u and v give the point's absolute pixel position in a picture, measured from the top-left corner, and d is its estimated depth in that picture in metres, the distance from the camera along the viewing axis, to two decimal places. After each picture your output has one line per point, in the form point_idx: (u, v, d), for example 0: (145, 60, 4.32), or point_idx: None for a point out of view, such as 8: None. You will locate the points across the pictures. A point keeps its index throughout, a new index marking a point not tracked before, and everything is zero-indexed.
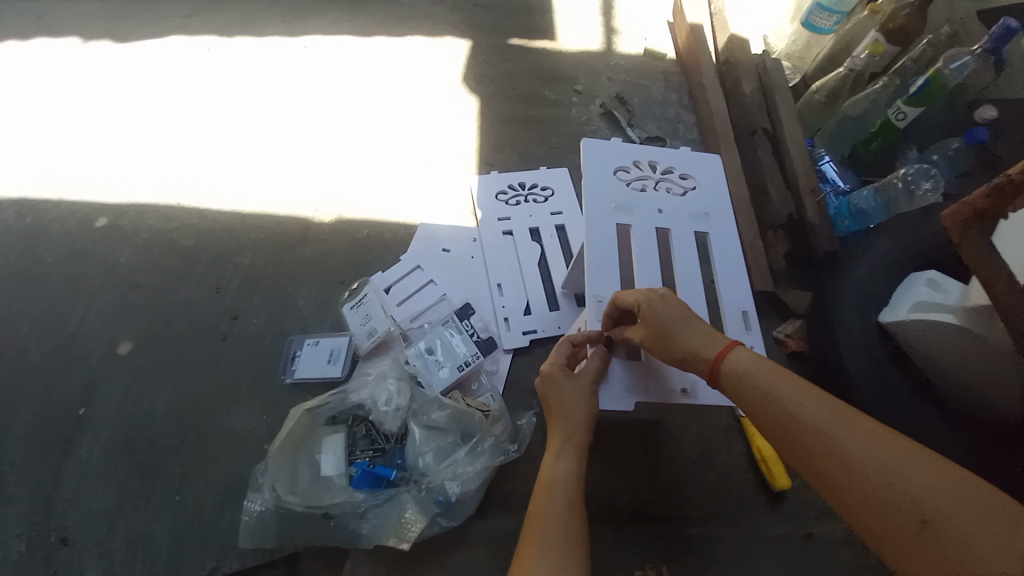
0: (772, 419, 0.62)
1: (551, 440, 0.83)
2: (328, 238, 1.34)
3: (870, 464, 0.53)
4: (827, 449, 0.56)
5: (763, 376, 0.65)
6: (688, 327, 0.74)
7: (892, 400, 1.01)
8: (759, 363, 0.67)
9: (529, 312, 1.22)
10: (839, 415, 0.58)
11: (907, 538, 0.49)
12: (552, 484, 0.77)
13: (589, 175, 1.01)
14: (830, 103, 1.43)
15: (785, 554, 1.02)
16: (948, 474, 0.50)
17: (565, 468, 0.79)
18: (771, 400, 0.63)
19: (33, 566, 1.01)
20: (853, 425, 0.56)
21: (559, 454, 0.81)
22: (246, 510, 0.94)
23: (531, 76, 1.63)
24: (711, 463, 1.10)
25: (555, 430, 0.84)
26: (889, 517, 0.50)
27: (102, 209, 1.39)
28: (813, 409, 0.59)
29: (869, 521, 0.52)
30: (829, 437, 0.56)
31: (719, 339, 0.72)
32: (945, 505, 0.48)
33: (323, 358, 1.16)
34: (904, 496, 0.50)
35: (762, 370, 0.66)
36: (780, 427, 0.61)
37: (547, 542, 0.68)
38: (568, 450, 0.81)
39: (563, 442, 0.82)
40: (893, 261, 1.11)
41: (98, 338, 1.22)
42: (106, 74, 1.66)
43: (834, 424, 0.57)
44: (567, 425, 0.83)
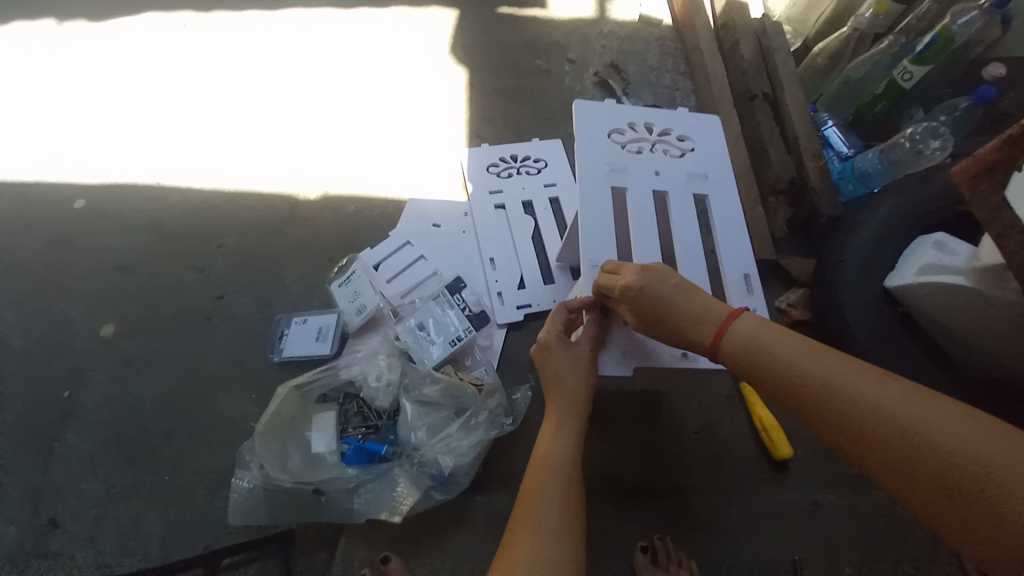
0: (783, 382, 0.59)
1: (545, 417, 0.81)
2: (315, 216, 1.30)
3: (893, 421, 0.51)
4: (846, 409, 0.54)
5: (770, 339, 0.62)
6: (689, 296, 0.70)
7: (897, 366, 0.99)
8: (764, 326, 0.64)
9: (523, 286, 1.19)
10: (854, 373, 0.56)
11: (932, 496, 0.48)
12: (549, 461, 0.75)
13: (582, 137, 0.96)
14: (831, 66, 1.38)
15: (789, 525, 0.99)
16: (971, 430, 0.49)
17: (563, 443, 0.77)
18: (782, 368, 0.59)
19: (24, 551, 1.00)
20: (871, 382, 0.54)
21: (556, 430, 0.78)
22: (235, 488, 0.91)
23: (522, 46, 1.57)
24: (714, 434, 1.07)
25: (552, 404, 0.81)
26: (914, 477, 0.49)
27: (82, 191, 1.36)
28: (827, 369, 0.57)
29: (891, 481, 0.51)
30: (846, 402, 0.54)
31: (720, 307, 0.68)
32: (970, 462, 0.47)
33: (311, 336, 1.14)
34: (931, 451, 0.49)
35: (770, 337, 0.62)
36: (793, 395, 0.58)
37: (545, 523, 0.66)
38: (564, 425, 0.79)
39: (559, 416, 0.79)
40: (901, 221, 1.06)
41: (82, 322, 1.19)
42: (81, 52, 1.60)
43: (851, 383, 0.55)
44: (564, 399, 0.80)
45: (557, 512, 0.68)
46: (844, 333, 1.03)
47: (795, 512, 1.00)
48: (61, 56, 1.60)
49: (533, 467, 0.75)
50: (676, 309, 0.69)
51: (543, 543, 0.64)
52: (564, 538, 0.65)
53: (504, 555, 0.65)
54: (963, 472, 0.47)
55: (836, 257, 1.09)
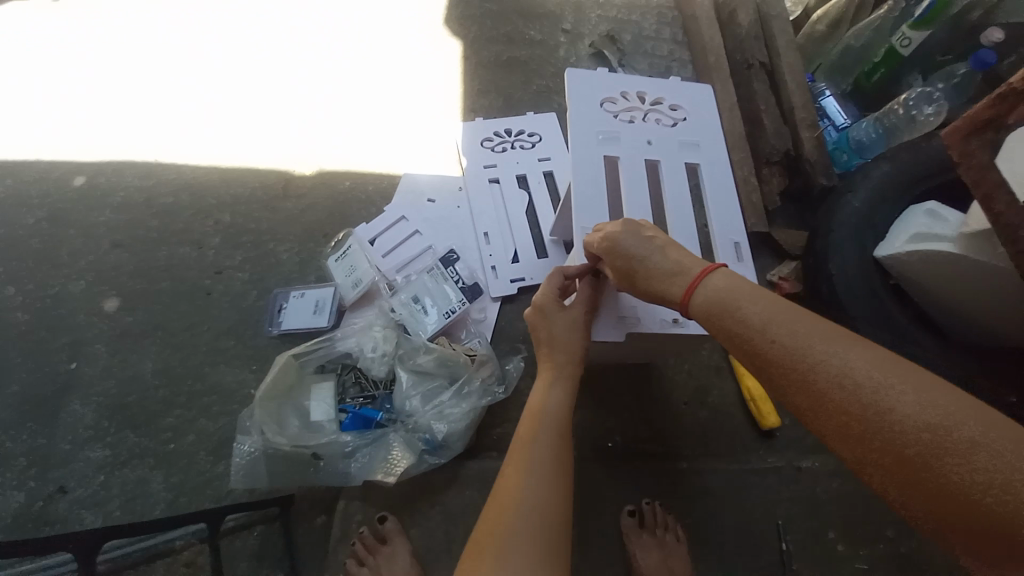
0: (754, 343, 0.58)
1: (539, 371, 0.83)
2: (309, 191, 1.31)
3: (861, 384, 0.50)
4: (813, 371, 0.53)
5: (745, 300, 0.61)
6: (666, 258, 0.69)
7: (886, 334, 1.00)
8: (739, 287, 0.63)
9: (517, 260, 1.20)
10: (827, 337, 0.55)
11: (890, 457, 0.48)
12: (540, 413, 0.77)
13: (574, 106, 0.95)
14: (832, 32, 1.34)
15: (775, 489, 1.01)
16: (932, 390, 0.49)
17: (555, 398, 0.79)
18: (752, 328, 0.58)
19: (38, 513, 1.05)
20: (842, 345, 0.53)
21: (549, 386, 0.80)
22: (235, 452, 0.94)
23: (516, 16, 1.54)
24: (703, 402, 1.10)
25: (544, 362, 0.83)
26: (874, 437, 0.49)
27: (79, 167, 1.37)
28: (800, 332, 0.56)
29: (851, 441, 0.51)
30: (814, 361, 0.53)
31: (698, 265, 0.67)
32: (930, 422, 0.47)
33: (308, 309, 1.17)
34: (896, 418, 0.48)
35: (742, 297, 0.61)
36: (760, 355, 0.57)
37: (527, 475, 0.68)
38: (558, 381, 0.81)
39: (552, 373, 0.81)
40: (893, 189, 1.06)
41: (83, 297, 1.22)
42: (72, 26, 1.59)
43: (822, 346, 0.54)
44: (557, 358, 0.81)
45: (545, 459, 0.71)
46: (834, 302, 1.04)
47: (780, 475, 1.02)
48: (51, 31, 1.58)
49: (525, 418, 0.78)
50: (654, 267, 0.69)
51: (531, 488, 0.67)
52: (554, 481, 0.68)
53: (490, 508, 0.67)
54: (921, 439, 0.46)
55: (826, 228, 1.08)
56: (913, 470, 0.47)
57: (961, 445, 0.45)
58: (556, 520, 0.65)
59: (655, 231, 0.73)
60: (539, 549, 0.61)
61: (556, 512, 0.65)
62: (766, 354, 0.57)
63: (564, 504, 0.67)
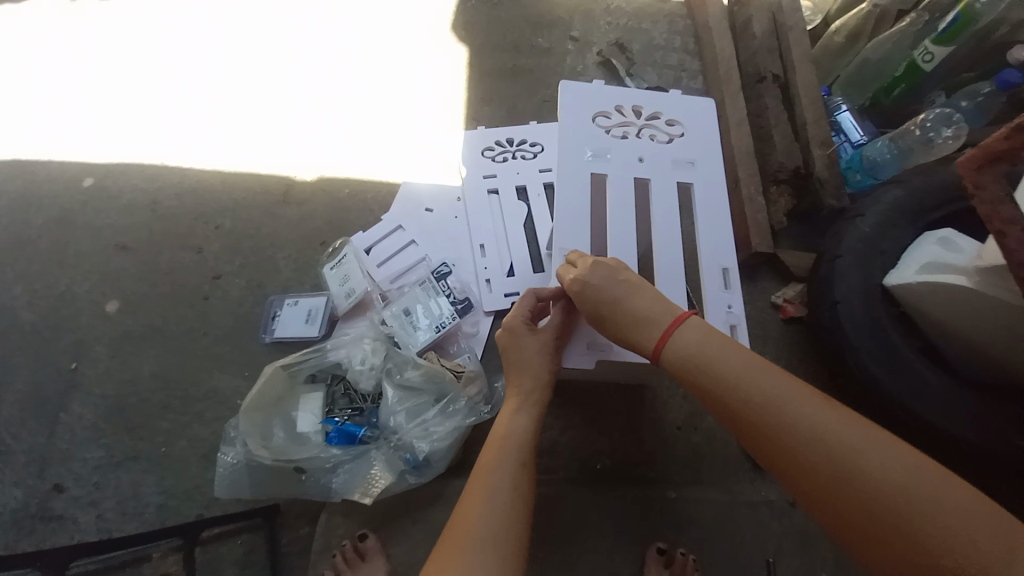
0: (729, 400, 0.61)
1: (507, 398, 0.82)
2: (309, 199, 1.32)
3: (827, 444, 0.54)
4: (784, 430, 0.56)
5: (720, 354, 0.63)
6: (637, 299, 0.71)
7: (891, 366, 0.95)
8: (711, 338, 0.65)
9: (511, 274, 1.17)
10: (795, 395, 0.58)
11: (857, 514, 0.51)
12: (506, 439, 0.75)
13: (566, 121, 0.95)
14: (850, 45, 1.29)
15: (766, 523, 0.99)
16: (888, 446, 0.53)
17: (520, 423, 0.77)
18: (727, 384, 0.61)
19: (36, 509, 1.07)
20: (809, 404, 0.57)
21: (516, 411, 0.79)
22: (221, 462, 0.95)
23: (523, 23, 1.52)
24: (697, 428, 1.06)
25: (513, 387, 0.82)
26: (842, 495, 0.52)
27: (89, 170, 1.39)
28: (773, 388, 0.59)
29: (822, 499, 0.54)
30: (786, 421, 0.57)
31: (667, 313, 0.70)
32: (891, 481, 0.51)
33: (301, 318, 1.18)
34: (860, 475, 0.52)
35: (716, 351, 0.64)
36: (735, 412, 0.60)
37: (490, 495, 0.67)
38: (525, 405, 0.80)
39: (520, 397, 0.80)
40: (902, 216, 1.02)
41: (88, 298, 1.25)
42: (89, 28, 1.62)
43: (794, 403, 0.58)
44: (525, 381, 0.80)
45: (505, 484, 0.69)
46: (835, 332, 1.00)
47: (770, 508, 1.00)
48: (68, 33, 1.61)
49: (489, 445, 0.76)
50: (625, 308, 0.71)
51: (489, 513, 0.65)
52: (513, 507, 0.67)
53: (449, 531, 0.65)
54: (883, 497, 0.50)
55: (833, 252, 1.04)
56: (876, 526, 0.50)
57: (926, 504, 0.49)
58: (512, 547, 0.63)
59: (631, 274, 0.75)
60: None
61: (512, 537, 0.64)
62: (743, 411, 0.59)
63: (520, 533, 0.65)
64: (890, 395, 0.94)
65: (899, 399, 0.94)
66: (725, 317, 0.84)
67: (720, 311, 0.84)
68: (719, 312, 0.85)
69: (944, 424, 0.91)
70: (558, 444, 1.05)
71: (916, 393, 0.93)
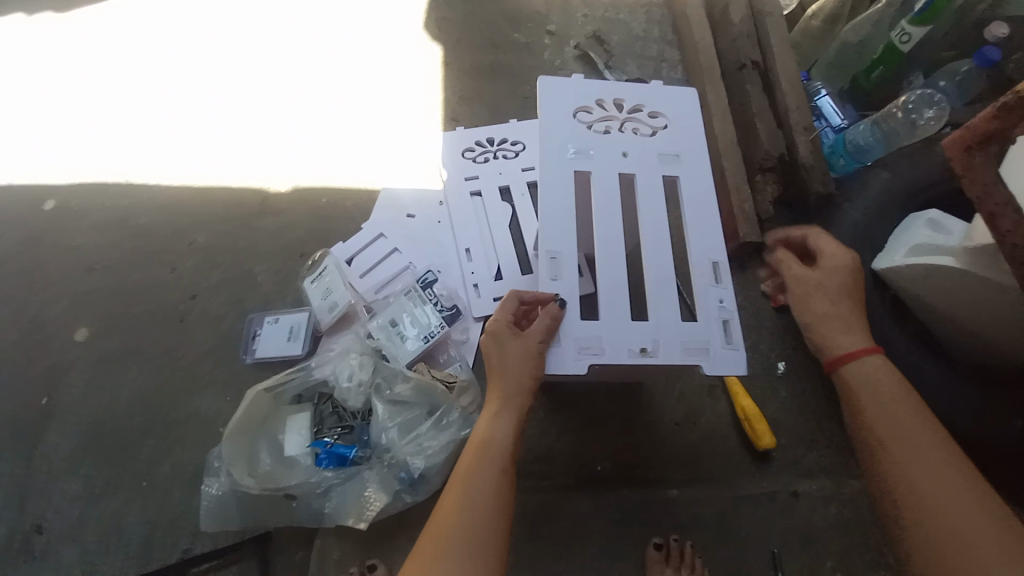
0: (874, 434, 0.69)
1: (488, 401, 0.77)
2: (286, 210, 1.27)
3: (918, 487, 0.63)
4: (888, 466, 0.66)
5: (893, 391, 0.71)
6: (844, 308, 0.78)
7: (887, 353, 0.95)
8: (889, 374, 0.73)
9: (500, 277, 1.14)
10: (922, 443, 0.66)
11: (924, 550, 0.60)
12: (486, 449, 0.71)
13: (546, 118, 0.91)
14: (828, 29, 1.28)
15: (770, 518, 0.98)
16: (983, 510, 0.59)
17: (503, 431, 0.73)
18: (874, 417, 0.70)
19: (11, 553, 1.02)
20: (920, 450, 0.65)
21: (496, 415, 0.75)
22: (205, 494, 0.92)
23: (497, 18, 1.49)
24: (696, 424, 1.05)
25: (494, 390, 0.77)
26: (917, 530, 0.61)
27: (52, 190, 1.33)
28: (903, 429, 0.68)
29: (903, 529, 0.63)
30: (892, 458, 0.66)
31: (853, 333, 0.76)
32: (969, 535, 0.58)
33: (283, 335, 1.13)
34: (941, 520, 0.60)
35: (890, 387, 0.72)
36: (868, 440, 0.70)
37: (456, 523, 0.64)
38: (505, 410, 0.75)
39: (500, 400, 0.75)
40: (890, 200, 1.02)
41: (55, 326, 1.18)
42: (45, 41, 1.54)
43: (905, 445, 0.66)
44: (506, 384, 0.76)
45: (477, 512, 0.65)
46: None
47: (773, 501, 0.99)
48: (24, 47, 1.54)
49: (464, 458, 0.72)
50: (821, 309, 0.78)
51: (455, 546, 0.62)
52: (484, 539, 0.63)
53: (423, 541, 0.63)
54: (955, 547, 0.58)
55: (823, 239, 1.03)
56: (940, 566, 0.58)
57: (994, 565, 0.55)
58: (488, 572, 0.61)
59: (841, 271, 0.80)
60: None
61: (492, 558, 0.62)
62: (872, 444, 0.69)
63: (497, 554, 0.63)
64: None
65: None
66: (717, 312, 0.83)
67: (713, 306, 0.83)
68: (711, 307, 0.83)
69: (941, 410, 0.91)
70: (556, 449, 1.03)
71: (913, 381, 0.93)
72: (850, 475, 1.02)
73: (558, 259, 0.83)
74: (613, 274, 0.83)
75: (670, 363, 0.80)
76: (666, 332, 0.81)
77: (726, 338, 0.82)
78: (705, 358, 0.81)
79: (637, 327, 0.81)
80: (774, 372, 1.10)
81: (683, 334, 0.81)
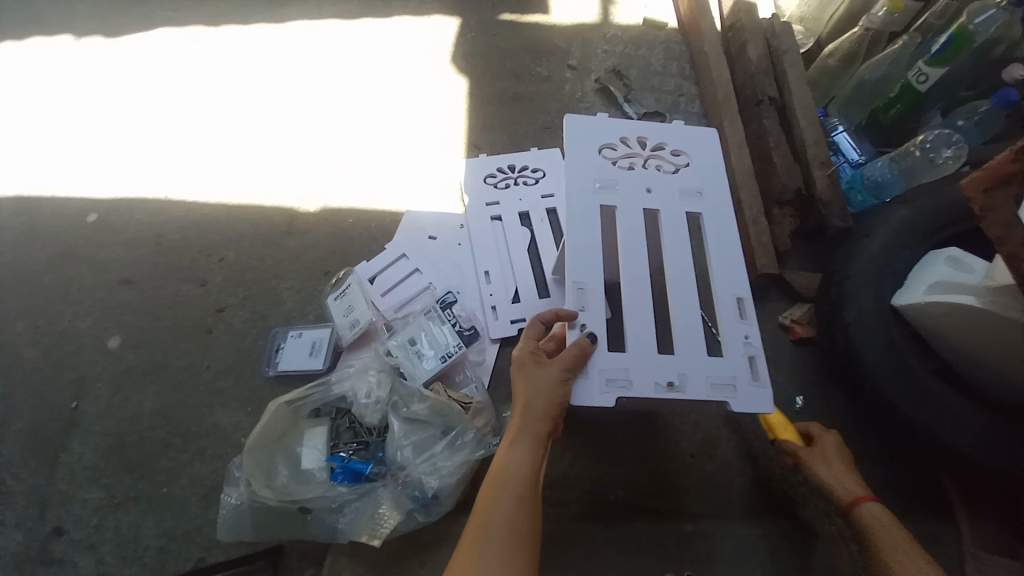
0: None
1: (506, 430, 0.78)
2: (312, 230, 1.32)
3: None
4: None
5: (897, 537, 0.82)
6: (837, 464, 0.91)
7: (910, 393, 0.93)
8: (886, 519, 0.85)
9: (518, 300, 1.17)
10: None
11: None
12: (502, 478, 0.71)
13: (572, 155, 0.95)
14: (844, 67, 1.31)
15: (789, 556, 0.96)
16: None
17: (519, 457, 0.74)
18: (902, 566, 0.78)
19: (31, 555, 1.04)
20: None
21: (512, 444, 0.75)
22: (223, 503, 0.93)
23: (522, 52, 1.55)
24: (712, 455, 1.04)
25: (514, 419, 0.79)
26: None
27: (94, 205, 1.40)
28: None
29: None
30: None
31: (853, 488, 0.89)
32: None
33: (306, 350, 1.16)
34: None
35: (890, 531, 0.83)
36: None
37: (486, 554, 0.63)
38: (522, 438, 0.76)
39: (518, 429, 0.77)
40: (910, 235, 1.02)
41: (89, 336, 1.23)
42: (93, 67, 1.65)
43: None
44: (526, 414, 0.78)
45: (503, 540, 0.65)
46: (852, 355, 0.99)
47: (790, 537, 0.97)
48: (75, 71, 1.65)
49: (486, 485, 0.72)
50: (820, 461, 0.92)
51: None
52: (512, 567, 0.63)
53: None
54: None
55: (843, 273, 1.04)
56: None
57: None
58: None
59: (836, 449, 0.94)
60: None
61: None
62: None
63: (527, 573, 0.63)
64: (914, 425, 0.92)
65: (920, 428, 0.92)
66: (743, 348, 0.84)
67: (738, 343, 0.84)
68: (737, 342, 0.84)
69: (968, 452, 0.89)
70: (570, 476, 1.03)
71: (938, 421, 0.91)
72: None
73: (584, 289, 0.86)
74: (637, 307, 0.86)
75: (698, 399, 0.81)
76: (693, 366, 0.83)
77: (752, 375, 0.83)
78: (733, 396, 0.81)
79: (664, 361, 0.83)
80: (791, 406, 1.09)
81: (710, 369, 0.82)
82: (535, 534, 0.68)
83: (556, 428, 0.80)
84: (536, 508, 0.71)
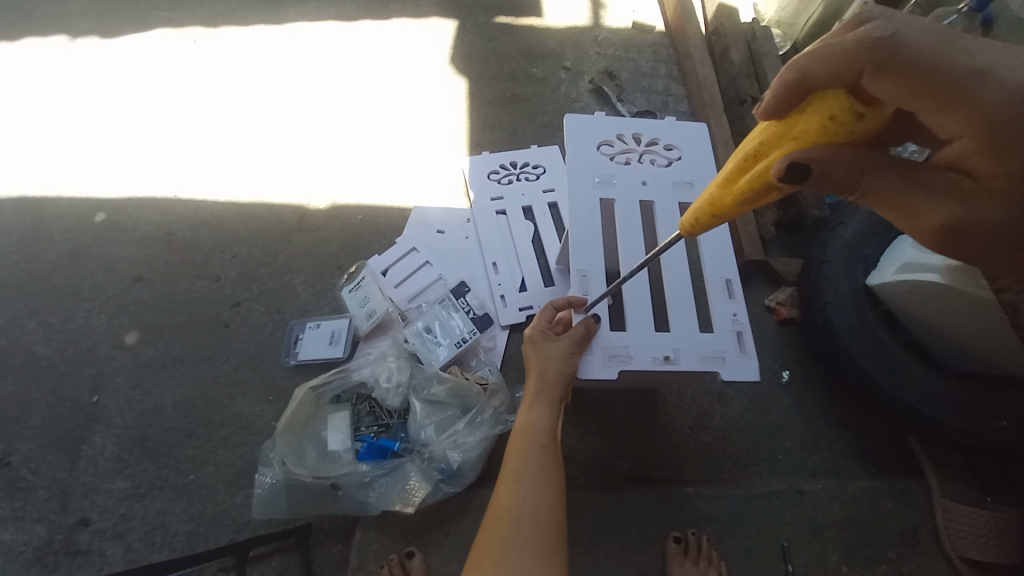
0: None
1: (524, 393, 0.90)
2: (322, 226, 1.36)
3: None
4: None
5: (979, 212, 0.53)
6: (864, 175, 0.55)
7: (881, 362, 1.04)
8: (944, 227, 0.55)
9: (525, 288, 1.24)
10: None
11: None
12: (527, 432, 0.83)
13: (574, 152, 1.03)
14: None
15: (780, 515, 1.05)
16: None
17: (538, 415, 0.86)
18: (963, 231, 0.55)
19: (58, 546, 1.07)
20: None
21: (533, 405, 0.87)
22: (259, 483, 0.99)
23: (518, 55, 1.63)
24: (707, 427, 1.13)
25: (529, 384, 0.91)
26: None
27: (101, 205, 1.42)
28: None
29: None
30: None
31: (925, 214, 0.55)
32: None
33: (324, 340, 1.21)
34: None
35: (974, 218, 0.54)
36: None
37: (523, 489, 0.75)
38: (540, 400, 0.88)
39: (535, 392, 0.88)
40: (879, 223, 1.13)
41: (104, 333, 1.25)
42: (90, 68, 1.65)
43: None
44: (542, 380, 0.89)
45: (536, 480, 0.76)
46: (829, 332, 1.09)
47: (779, 496, 1.07)
48: (72, 72, 1.65)
49: (514, 440, 0.84)
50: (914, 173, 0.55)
51: (523, 509, 0.72)
52: (544, 501, 0.74)
53: (490, 516, 0.73)
54: None
55: (821, 258, 1.15)
56: None
57: None
58: (550, 524, 0.72)
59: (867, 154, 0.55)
60: (534, 551, 0.68)
61: (548, 525, 0.71)
62: None
63: (557, 503, 0.75)
64: (890, 390, 1.03)
65: (892, 392, 1.03)
66: (731, 324, 0.93)
67: (727, 320, 0.93)
68: (725, 320, 0.93)
69: (931, 410, 1.00)
70: (578, 450, 1.11)
71: (906, 384, 1.02)
72: (852, 475, 1.10)
73: (587, 277, 0.94)
74: (636, 292, 0.94)
75: (691, 370, 0.89)
76: (687, 343, 0.91)
77: (740, 348, 0.91)
78: (723, 366, 0.90)
79: (660, 337, 0.91)
80: (777, 380, 1.18)
81: (702, 345, 0.91)
82: (560, 474, 0.80)
83: (568, 393, 0.91)
84: (559, 456, 0.82)
